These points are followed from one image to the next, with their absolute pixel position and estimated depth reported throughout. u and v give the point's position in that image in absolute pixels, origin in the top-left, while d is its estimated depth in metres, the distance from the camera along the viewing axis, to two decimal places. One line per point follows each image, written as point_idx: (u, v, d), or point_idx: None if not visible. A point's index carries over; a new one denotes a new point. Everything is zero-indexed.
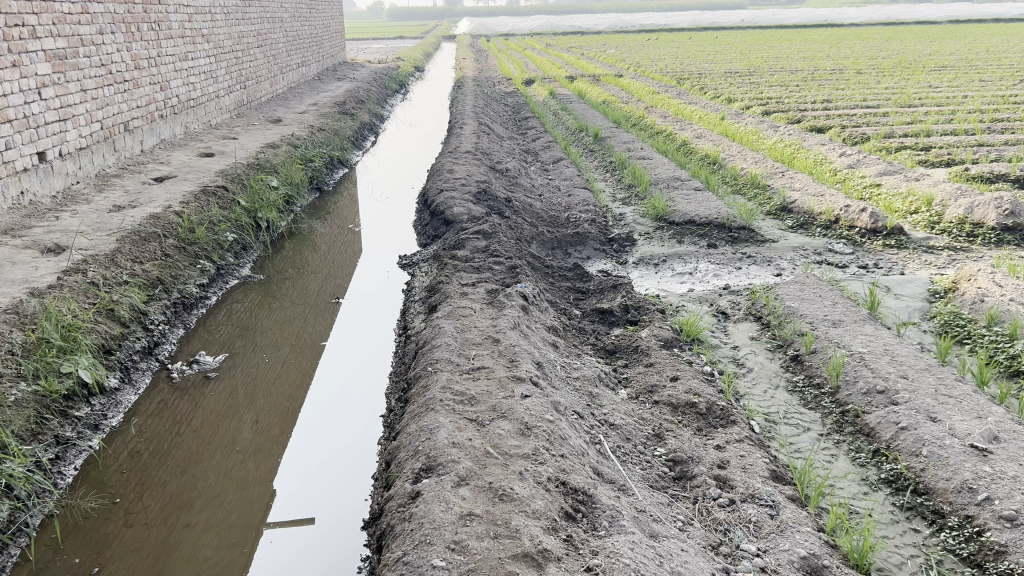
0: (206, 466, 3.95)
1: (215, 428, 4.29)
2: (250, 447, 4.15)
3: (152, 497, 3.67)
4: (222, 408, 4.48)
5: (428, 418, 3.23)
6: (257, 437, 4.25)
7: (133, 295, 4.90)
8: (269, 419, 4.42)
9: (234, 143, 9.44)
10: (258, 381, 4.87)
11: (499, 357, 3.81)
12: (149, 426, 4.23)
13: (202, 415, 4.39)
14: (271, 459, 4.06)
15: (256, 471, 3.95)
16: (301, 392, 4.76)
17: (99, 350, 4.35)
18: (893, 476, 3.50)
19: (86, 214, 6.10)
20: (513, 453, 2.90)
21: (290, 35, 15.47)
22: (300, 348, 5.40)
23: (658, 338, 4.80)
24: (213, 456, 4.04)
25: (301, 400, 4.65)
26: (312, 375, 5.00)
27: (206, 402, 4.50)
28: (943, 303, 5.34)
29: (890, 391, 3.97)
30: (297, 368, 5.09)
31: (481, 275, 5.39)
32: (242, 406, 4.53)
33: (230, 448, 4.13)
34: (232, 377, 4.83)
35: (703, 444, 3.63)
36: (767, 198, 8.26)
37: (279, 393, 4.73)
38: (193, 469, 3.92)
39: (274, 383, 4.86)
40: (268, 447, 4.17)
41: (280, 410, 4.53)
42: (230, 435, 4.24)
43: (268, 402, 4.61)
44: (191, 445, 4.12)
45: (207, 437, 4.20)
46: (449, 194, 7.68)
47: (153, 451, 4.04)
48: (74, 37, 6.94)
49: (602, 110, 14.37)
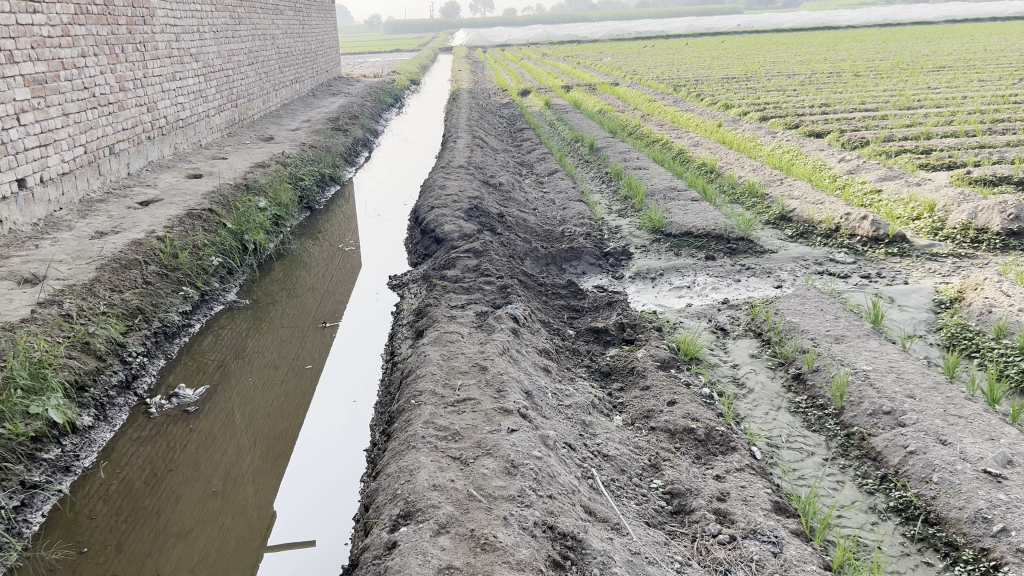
0: (203, 490, 3.95)
1: (211, 453, 4.29)
2: (246, 471, 4.17)
3: (146, 528, 3.66)
4: (216, 434, 4.47)
5: (408, 457, 3.07)
6: (254, 462, 4.25)
7: (110, 327, 4.73)
8: (266, 444, 4.43)
9: (223, 164, 9.29)
10: (254, 405, 4.86)
11: (486, 387, 3.64)
12: (138, 456, 4.19)
13: (196, 439, 4.38)
14: (270, 484, 4.07)
15: (255, 496, 3.97)
16: (299, 414, 4.76)
17: (71, 387, 4.19)
18: (902, 505, 3.32)
19: (67, 242, 5.94)
20: (497, 495, 2.73)
21: (283, 52, 15.36)
22: (297, 366, 5.38)
23: (655, 358, 4.63)
24: (209, 480, 4.04)
25: (299, 422, 4.66)
26: (309, 395, 5.00)
27: (200, 427, 4.48)
28: (950, 315, 5.16)
29: (897, 412, 3.80)
30: (295, 388, 5.09)
31: (472, 296, 5.23)
32: (240, 432, 4.54)
33: (227, 472, 4.14)
34: (226, 403, 4.81)
35: (701, 475, 3.46)
36: (766, 207, 8.09)
37: (277, 415, 4.73)
38: (189, 494, 3.92)
39: (272, 405, 4.86)
40: (265, 470, 4.18)
41: (277, 434, 4.54)
42: (227, 461, 4.24)
43: (264, 426, 4.61)
44: (186, 469, 4.12)
45: (203, 461, 4.21)
46: (440, 211, 7.52)
47: (147, 478, 4.02)
48: (55, 60, 6.80)
49: (599, 119, 14.21)
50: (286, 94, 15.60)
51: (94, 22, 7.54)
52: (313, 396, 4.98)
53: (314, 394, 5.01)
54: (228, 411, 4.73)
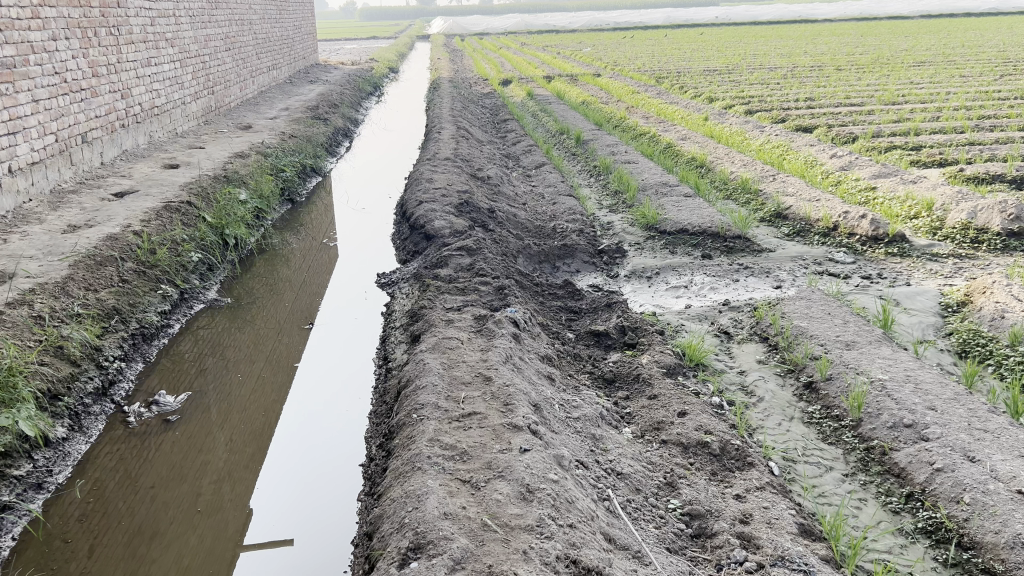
0: (179, 489, 3.77)
1: (187, 451, 4.09)
2: (224, 469, 4.00)
3: (121, 531, 3.48)
4: (194, 429, 4.27)
5: (414, 480, 2.85)
6: (231, 460, 4.09)
7: (84, 330, 4.45)
8: (244, 441, 4.27)
9: (201, 153, 8.97)
10: (231, 402, 4.66)
11: (492, 400, 3.43)
12: (113, 459, 3.97)
13: (173, 437, 4.16)
14: (248, 481, 3.92)
15: (233, 494, 3.82)
16: (277, 411, 4.59)
17: (43, 396, 3.91)
18: (932, 526, 3.16)
19: (38, 236, 5.63)
20: (514, 525, 2.53)
21: (260, 37, 14.96)
22: (274, 361, 5.19)
23: (661, 365, 4.42)
24: (186, 480, 3.86)
25: (278, 419, 4.49)
26: (287, 391, 4.82)
27: (178, 424, 4.27)
28: (959, 320, 5.00)
29: (919, 425, 3.63)
30: (273, 385, 4.89)
31: (468, 298, 5.00)
32: (216, 428, 4.35)
33: (203, 470, 3.96)
34: (203, 400, 4.60)
35: (721, 494, 3.27)
36: (761, 203, 7.92)
37: (254, 413, 4.55)
38: (165, 494, 3.73)
39: (249, 402, 4.68)
40: (244, 469, 4.02)
41: (255, 432, 4.36)
42: (203, 459, 4.05)
43: (241, 424, 4.43)
44: (162, 468, 3.93)
45: (179, 459, 4.02)
46: (429, 206, 7.26)
47: (120, 481, 3.83)
48: (25, 43, 6.46)
49: (583, 111, 13.97)
50: (263, 80, 15.24)
51: (65, 4, 7.21)
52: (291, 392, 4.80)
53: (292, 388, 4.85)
54: (204, 407, 4.52)
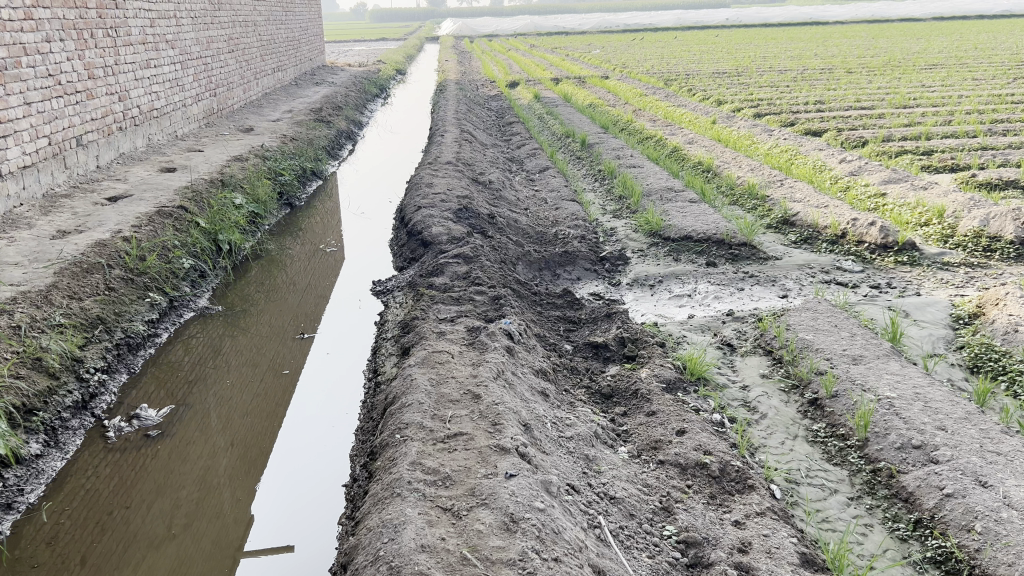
0: (176, 496, 3.70)
1: (184, 457, 4.01)
2: (223, 475, 3.92)
3: (114, 539, 3.41)
4: (192, 437, 4.18)
5: (392, 508, 2.71)
6: (230, 466, 4.00)
7: (64, 341, 4.33)
8: (244, 446, 4.18)
9: (198, 156, 8.85)
10: (231, 408, 4.58)
11: (480, 420, 3.29)
12: (105, 468, 3.88)
13: (169, 444, 4.09)
14: (247, 487, 3.84)
15: (233, 499, 3.74)
16: (278, 416, 4.49)
17: (17, 411, 3.79)
18: (942, 557, 2.99)
19: (26, 242, 5.52)
20: (496, 559, 2.39)
21: (264, 39, 14.84)
22: (275, 366, 5.09)
23: (660, 380, 4.25)
24: (182, 487, 3.78)
25: (280, 423, 4.40)
26: (287, 394, 4.72)
27: (173, 431, 4.20)
28: (972, 333, 4.83)
29: (928, 446, 3.46)
30: (275, 388, 4.80)
31: (462, 309, 4.86)
32: (215, 436, 4.26)
33: (201, 477, 3.88)
34: (201, 407, 4.51)
35: (719, 519, 3.11)
36: (768, 209, 7.75)
37: (254, 418, 4.46)
38: (161, 501, 3.66)
39: (248, 406, 4.59)
40: (243, 474, 3.94)
41: (255, 436, 4.28)
42: (201, 465, 3.98)
43: (240, 429, 4.34)
44: (159, 474, 3.86)
45: (176, 465, 3.94)
46: (428, 212, 7.12)
47: (115, 487, 3.76)
48: (16, 45, 6.35)
49: (590, 113, 13.81)
50: (267, 83, 15.11)
51: (60, 6, 7.10)
52: (291, 395, 4.71)
53: (293, 391, 4.76)
54: (202, 415, 4.43)
